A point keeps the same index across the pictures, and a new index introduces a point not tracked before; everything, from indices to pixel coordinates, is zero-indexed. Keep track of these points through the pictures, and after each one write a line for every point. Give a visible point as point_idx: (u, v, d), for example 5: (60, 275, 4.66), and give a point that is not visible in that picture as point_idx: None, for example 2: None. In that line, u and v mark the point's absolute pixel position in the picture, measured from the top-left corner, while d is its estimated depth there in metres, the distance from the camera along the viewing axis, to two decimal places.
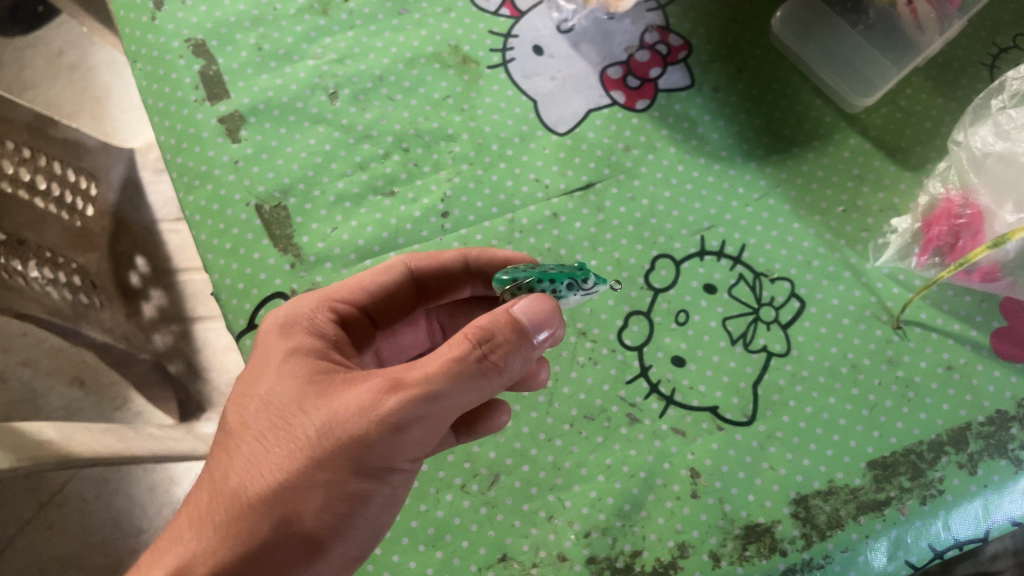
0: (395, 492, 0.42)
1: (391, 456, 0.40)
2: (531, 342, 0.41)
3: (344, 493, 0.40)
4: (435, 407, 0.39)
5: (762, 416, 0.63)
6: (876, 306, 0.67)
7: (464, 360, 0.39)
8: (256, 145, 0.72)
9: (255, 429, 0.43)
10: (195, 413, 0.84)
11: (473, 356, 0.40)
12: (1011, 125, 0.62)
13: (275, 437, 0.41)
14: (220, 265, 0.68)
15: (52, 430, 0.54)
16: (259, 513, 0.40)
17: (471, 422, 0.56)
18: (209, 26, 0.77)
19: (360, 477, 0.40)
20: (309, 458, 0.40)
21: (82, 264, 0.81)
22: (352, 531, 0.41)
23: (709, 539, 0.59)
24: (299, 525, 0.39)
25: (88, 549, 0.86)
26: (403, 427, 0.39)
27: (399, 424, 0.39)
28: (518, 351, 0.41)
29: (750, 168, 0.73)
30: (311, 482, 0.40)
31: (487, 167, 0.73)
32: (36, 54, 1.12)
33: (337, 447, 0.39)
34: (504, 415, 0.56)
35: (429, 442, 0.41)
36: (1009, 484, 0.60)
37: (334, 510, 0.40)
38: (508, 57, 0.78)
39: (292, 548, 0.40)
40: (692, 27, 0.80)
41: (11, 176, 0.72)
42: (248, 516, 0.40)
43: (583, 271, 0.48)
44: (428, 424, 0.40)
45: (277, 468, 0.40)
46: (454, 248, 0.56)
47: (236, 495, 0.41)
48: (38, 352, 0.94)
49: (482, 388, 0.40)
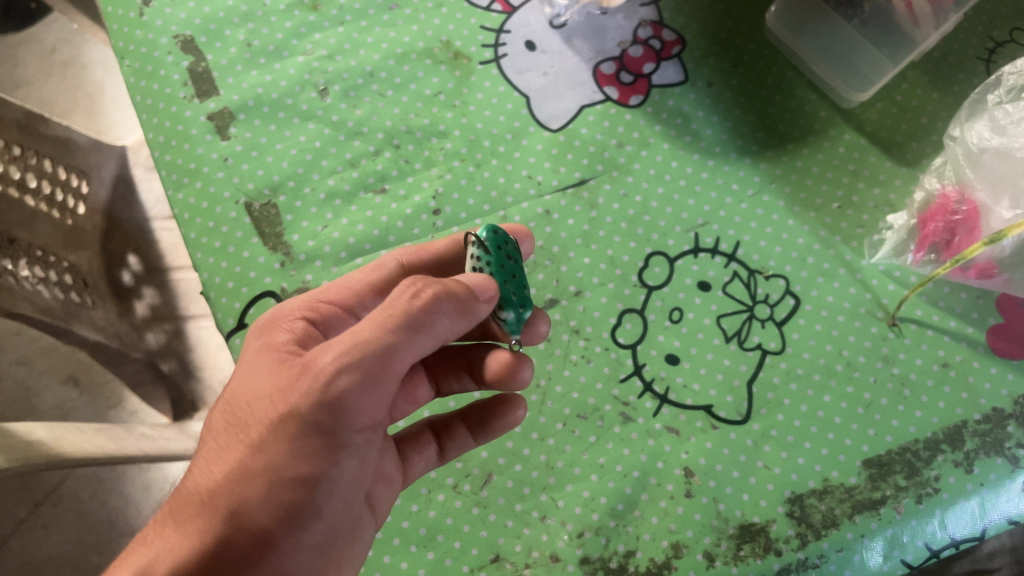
0: (345, 477, 0.40)
1: (329, 430, 0.39)
2: (466, 298, 0.42)
3: (286, 474, 0.39)
4: (368, 363, 0.39)
5: (757, 414, 0.63)
6: (871, 303, 0.67)
7: (393, 311, 0.40)
8: (246, 142, 0.71)
9: (212, 429, 0.44)
10: (189, 413, 0.84)
11: (404, 305, 0.40)
12: (1008, 120, 0.62)
13: (228, 431, 0.42)
14: (209, 264, 0.67)
15: (42, 431, 0.53)
16: (207, 509, 0.40)
17: (487, 420, 0.54)
18: (198, 23, 0.76)
19: (300, 456, 0.39)
20: (254, 440, 0.40)
21: (73, 263, 0.79)
22: (303, 521, 0.39)
23: (703, 538, 0.58)
24: (247, 513, 0.39)
25: (82, 549, 0.85)
26: (335, 395, 0.39)
27: (331, 386, 0.39)
28: (449, 302, 0.42)
29: (745, 164, 0.73)
30: (256, 466, 0.40)
31: (478, 164, 0.72)
32: (29, 51, 1.11)
33: (275, 424, 0.40)
34: (521, 409, 0.54)
35: (372, 413, 0.40)
36: (1006, 482, 0.60)
37: (281, 494, 0.39)
38: (500, 53, 0.77)
39: (238, 542, 0.39)
40: (685, 22, 0.80)
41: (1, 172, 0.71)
42: (198, 513, 0.40)
43: (514, 302, 0.49)
44: (362, 388, 0.39)
45: (228, 458, 0.41)
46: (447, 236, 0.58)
47: (190, 495, 0.41)
48: (32, 350, 0.92)
49: (413, 341, 0.40)
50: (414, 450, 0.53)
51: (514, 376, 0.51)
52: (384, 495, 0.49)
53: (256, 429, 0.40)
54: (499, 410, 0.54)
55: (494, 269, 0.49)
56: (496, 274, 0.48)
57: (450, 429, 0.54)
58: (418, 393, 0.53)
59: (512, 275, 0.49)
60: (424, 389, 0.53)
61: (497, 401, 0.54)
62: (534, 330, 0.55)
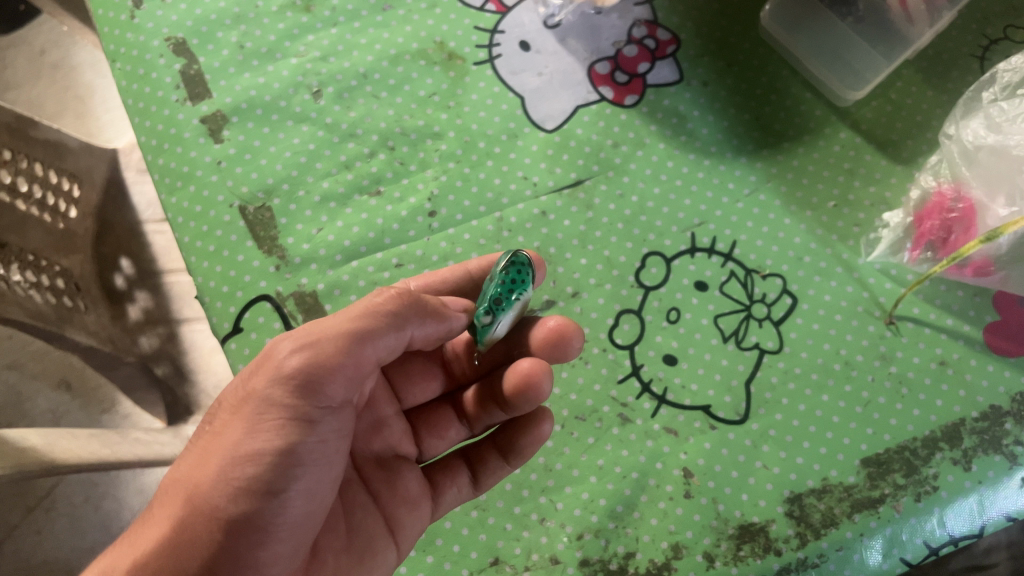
0: (301, 459, 0.41)
1: (282, 407, 0.41)
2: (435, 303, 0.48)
3: (239, 453, 0.40)
4: (324, 345, 0.42)
5: (755, 414, 0.63)
6: (868, 302, 0.67)
7: (356, 308, 0.45)
8: (239, 145, 0.71)
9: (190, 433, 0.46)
10: (184, 416, 0.83)
11: (367, 303, 0.45)
12: (1004, 118, 0.62)
13: (200, 426, 0.44)
14: (203, 268, 0.67)
15: (36, 437, 0.52)
16: (170, 498, 0.40)
17: (518, 443, 0.54)
18: (189, 25, 0.75)
19: (255, 434, 0.40)
20: (218, 427, 0.42)
21: (65, 267, 0.79)
22: (256, 500, 0.39)
23: (703, 539, 0.58)
24: (203, 496, 0.39)
25: (78, 554, 0.84)
26: (291, 374, 0.41)
27: (286, 369, 0.41)
28: (412, 304, 0.46)
29: (740, 164, 0.73)
30: (213, 449, 0.41)
31: (474, 165, 0.72)
32: (18, 54, 1.10)
33: (235, 409, 0.42)
34: (548, 423, 0.54)
35: (328, 393, 0.42)
36: (1003, 479, 0.60)
37: (234, 474, 0.39)
38: (495, 53, 0.77)
39: (193, 524, 0.39)
40: (680, 21, 0.79)
41: (9, 185, 0.72)
42: (163, 504, 0.41)
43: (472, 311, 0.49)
44: (316, 367, 0.41)
45: (194, 449, 0.42)
46: (454, 264, 0.59)
47: (158, 494, 0.42)
48: (25, 355, 0.91)
49: (374, 330, 0.44)
50: (447, 480, 0.55)
51: (534, 384, 0.49)
52: (389, 501, 0.50)
53: (222, 415, 0.42)
54: (527, 433, 0.54)
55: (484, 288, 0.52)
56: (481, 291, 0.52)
57: (481, 455, 0.55)
58: (448, 431, 0.57)
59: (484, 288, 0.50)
60: (454, 428, 0.57)
61: (522, 419, 0.54)
62: (565, 348, 0.53)
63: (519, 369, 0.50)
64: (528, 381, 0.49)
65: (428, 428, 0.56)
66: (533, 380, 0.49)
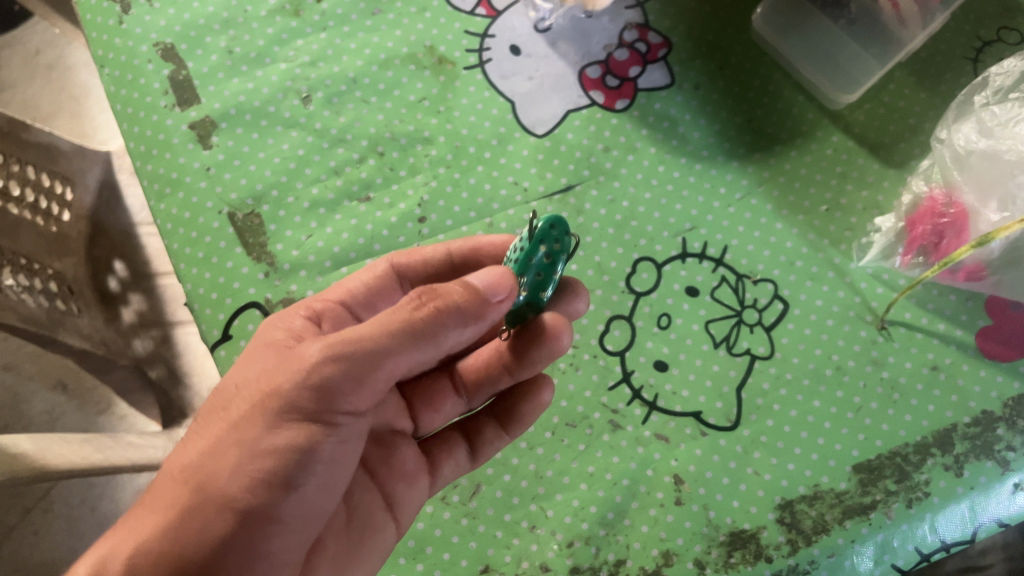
0: (320, 455, 0.40)
1: (306, 408, 0.40)
2: (483, 303, 0.43)
3: (259, 448, 0.39)
4: (360, 354, 0.40)
5: (746, 420, 0.62)
6: (860, 307, 0.66)
7: (394, 315, 0.41)
8: (228, 151, 0.70)
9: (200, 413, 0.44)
10: (178, 419, 0.83)
11: (404, 313, 0.41)
12: (995, 123, 0.62)
13: (214, 410, 0.43)
14: (193, 275, 0.66)
15: (28, 442, 0.52)
16: (181, 482, 0.40)
17: (519, 412, 0.55)
18: (178, 30, 0.75)
19: (277, 431, 0.40)
20: (235, 417, 0.41)
21: (59, 270, 0.78)
22: (273, 492, 0.39)
23: (694, 546, 0.58)
24: (219, 486, 0.39)
25: (76, 554, 0.84)
26: (320, 380, 0.40)
27: (316, 374, 0.40)
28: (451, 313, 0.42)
29: (732, 168, 0.72)
30: (232, 439, 0.40)
31: (464, 170, 0.71)
32: (13, 54, 1.10)
33: (256, 403, 0.41)
34: (548, 389, 0.55)
35: (353, 401, 0.41)
36: (995, 485, 0.59)
37: (253, 468, 0.39)
38: (485, 58, 0.76)
39: (204, 511, 0.38)
40: (671, 24, 0.79)
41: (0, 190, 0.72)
42: (173, 488, 0.40)
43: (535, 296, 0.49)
44: (347, 375, 0.40)
45: (207, 436, 0.41)
46: (436, 243, 0.58)
47: (168, 473, 0.41)
48: (20, 356, 0.89)
49: (412, 341, 0.41)
50: (445, 454, 0.55)
51: (553, 337, 0.50)
52: (394, 484, 0.50)
53: (240, 407, 0.41)
54: (529, 400, 0.55)
55: (519, 262, 0.47)
56: (524, 269, 0.47)
57: (479, 425, 0.56)
58: (444, 404, 0.55)
59: (537, 272, 0.48)
60: (450, 400, 0.55)
61: (523, 386, 0.55)
62: (573, 303, 0.55)
63: (539, 323, 0.50)
64: (540, 336, 0.50)
65: (422, 402, 0.54)
66: (548, 335, 0.50)
